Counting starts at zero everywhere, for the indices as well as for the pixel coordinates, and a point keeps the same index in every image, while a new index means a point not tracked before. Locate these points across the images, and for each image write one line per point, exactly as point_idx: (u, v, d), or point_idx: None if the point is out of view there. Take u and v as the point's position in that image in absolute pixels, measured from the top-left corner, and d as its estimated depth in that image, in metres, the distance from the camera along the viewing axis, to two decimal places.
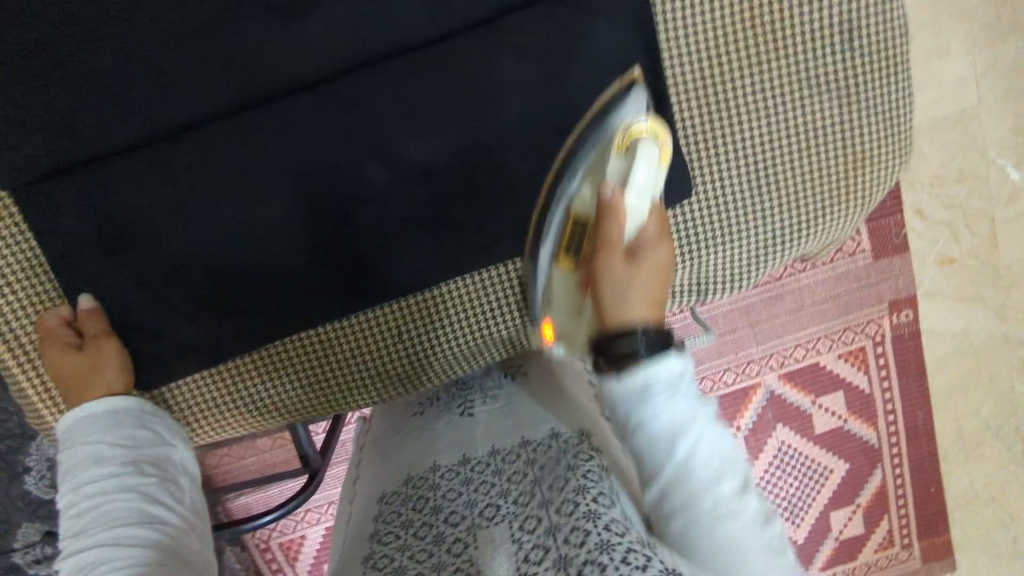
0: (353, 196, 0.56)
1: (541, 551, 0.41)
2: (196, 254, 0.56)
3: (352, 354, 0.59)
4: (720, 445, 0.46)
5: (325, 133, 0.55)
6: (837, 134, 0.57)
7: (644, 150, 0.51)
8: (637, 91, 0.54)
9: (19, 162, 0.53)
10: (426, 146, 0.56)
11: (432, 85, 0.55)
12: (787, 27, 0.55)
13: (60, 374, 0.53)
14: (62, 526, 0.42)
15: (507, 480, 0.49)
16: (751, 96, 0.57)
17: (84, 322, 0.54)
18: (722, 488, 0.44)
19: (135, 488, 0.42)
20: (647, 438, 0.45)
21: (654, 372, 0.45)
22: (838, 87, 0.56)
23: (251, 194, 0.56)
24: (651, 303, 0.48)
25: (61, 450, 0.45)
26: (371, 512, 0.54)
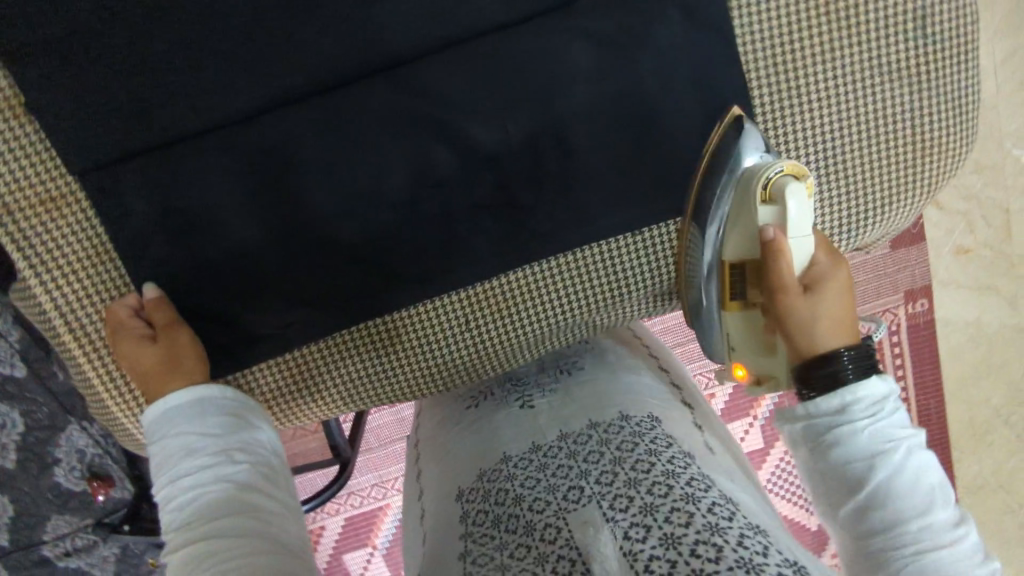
0: (407, 188, 0.56)
1: (643, 528, 0.44)
2: (255, 243, 0.55)
3: (419, 343, 0.59)
4: (928, 470, 0.44)
5: (387, 120, 0.55)
6: (907, 123, 0.58)
7: (791, 190, 0.49)
8: (747, 130, 0.55)
9: (77, 149, 0.52)
10: (482, 138, 0.55)
11: (494, 72, 0.55)
12: (862, 15, 0.56)
13: (137, 370, 0.52)
14: (163, 522, 0.44)
15: (584, 460, 0.52)
16: (820, 85, 0.57)
17: (153, 313, 0.52)
18: (934, 523, 0.42)
19: (230, 478, 0.45)
20: (844, 459, 0.44)
21: (852, 396, 0.45)
22: (910, 76, 0.57)
23: (310, 182, 0.55)
24: (842, 328, 0.48)
25: (150, 443, 0.47)
26: (453, 508, 0.56)
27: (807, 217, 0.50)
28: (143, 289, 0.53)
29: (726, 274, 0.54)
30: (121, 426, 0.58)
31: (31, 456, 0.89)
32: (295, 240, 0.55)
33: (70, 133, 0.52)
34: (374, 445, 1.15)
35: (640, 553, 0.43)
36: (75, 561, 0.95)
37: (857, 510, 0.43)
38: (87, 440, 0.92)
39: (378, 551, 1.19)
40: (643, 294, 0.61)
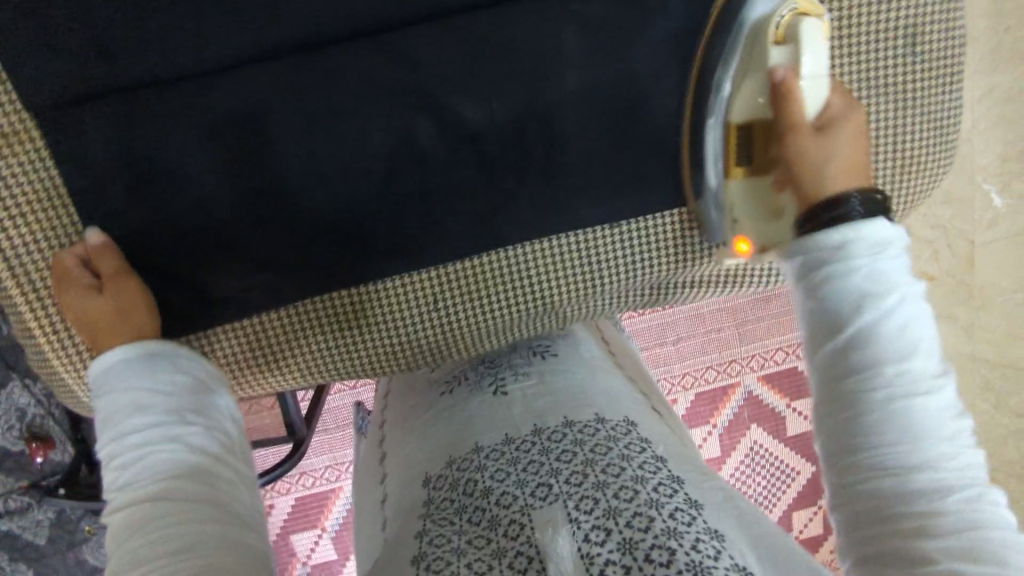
0: (374, 163, 0.54)
1: (603, 532, 0.45)
2: (221, 203, 0.53)
3: (385, 320, 0.58)
4: (920, 328, 0.45)
5: (369, 89, 0.53)
6: (889, 139, 0.58)
7: (806, 34, 0.51)
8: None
9: (40, 90, 0.49)
10: (465, 118, 0.54)
11: (483, 51, 0.53)
12: (852, 29, 0.56)
13: (85, 325, 0.50)
14: (104, 481, 0.42)
15: (555, 459, 0.52)
16: None
17: (98, 262, 0.50)
18: (915, 374, 0.43)
19: (179, 439, 0.43)
20: (841, 252, 0.46)
21: (858, 236, 0.46)
22: (895, 94, 0.57)
23: (283, 146, 0.53)
24: (849, 169, 0.51)
25: (97, 398, 0.45)
26: (418, 493, 0.58)
27: (823, 61, 0.52)
28: (87, 234, 0.50)
29: (732, 133, 0.55)
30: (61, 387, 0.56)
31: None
32: (254, 205, 0.53)
33: (33, 73, 0.49)
34: (331, 427, 1.13)
35: (597, 555, 0.44)
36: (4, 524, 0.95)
37: (834, 351, 0.45)
38: (27, 399, 0.91)
39: (327, 533, 1.17)
40: (621, 287, 0.60)
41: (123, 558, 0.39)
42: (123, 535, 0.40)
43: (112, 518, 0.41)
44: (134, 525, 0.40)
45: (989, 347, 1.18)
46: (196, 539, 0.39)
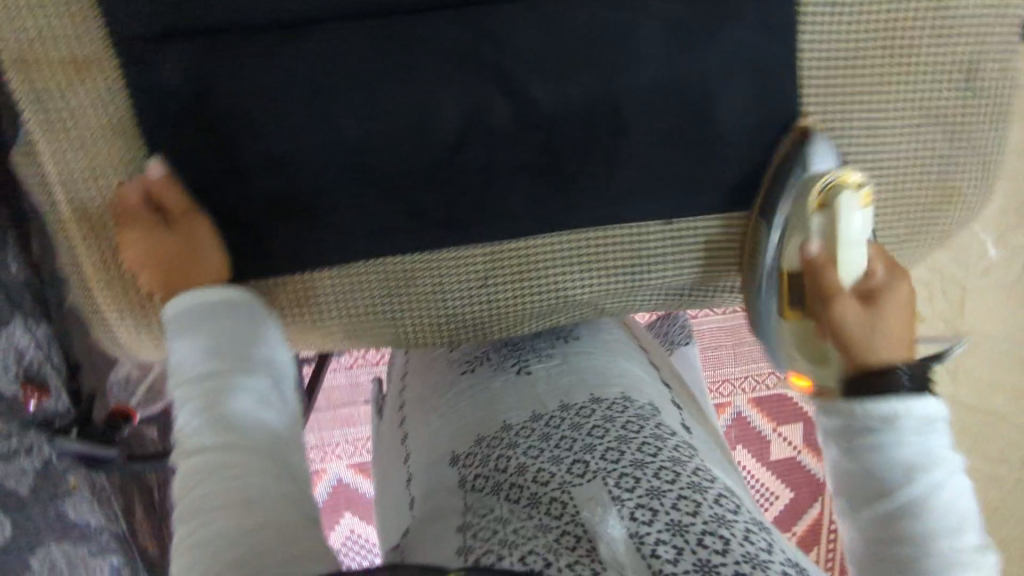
0: (430, 133, 0.54)
1: (648, 510, 0.47)
2: (283, 159, 0.53)
3: (430, 293, 0.59)
4: (958, 493, 0.47)
5: (438, 62, 0.54)
6: (927, 171, 0.61)
7: (845, 201, 0.55)
8: (819, 144, 0.58)
9: (120, 27, 0.50)
10: (529, 102, 0.55)
11: (553, 40, 0.55)
12: (919, 52, 0.57)
13: (158, 262, 0.52)
14: (176, 419, 0.46)
15: (589, 434, 0.55)
16: (859, 118, 0.59)
17: (165, 197, 0.52)
18: (961, 545, 0.45)
19: (252, 390, 0.46)
20: (891, 425, 0.48)
21: (907, 409, 0.48)
22: (948, 121, 0.59)
23: (348, 109, 0.53)
24: (900, 347, 0.53)
25: (174, 335, 0.49)
26: (447, 472, 0.58)
27: (865, 219, 0.55)
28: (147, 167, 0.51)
29: (784, 283, 0.58)
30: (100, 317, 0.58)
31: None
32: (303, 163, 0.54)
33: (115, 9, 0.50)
34: (323, 406, 1.13)
35: (645, 537, 0.45)
36: None
37: (885, 515, 0.47)
38: (28, 341, 0.90)
39: None
40: (651, 283, 0.61)
41: (192, 498, 0.42)
42: (193, 479, 0.43)
43: (182, 459, 0.44)
44: (204, 470, 0.43)
45: (967, 391, 1.22)
46: (265, 491, 0.42)
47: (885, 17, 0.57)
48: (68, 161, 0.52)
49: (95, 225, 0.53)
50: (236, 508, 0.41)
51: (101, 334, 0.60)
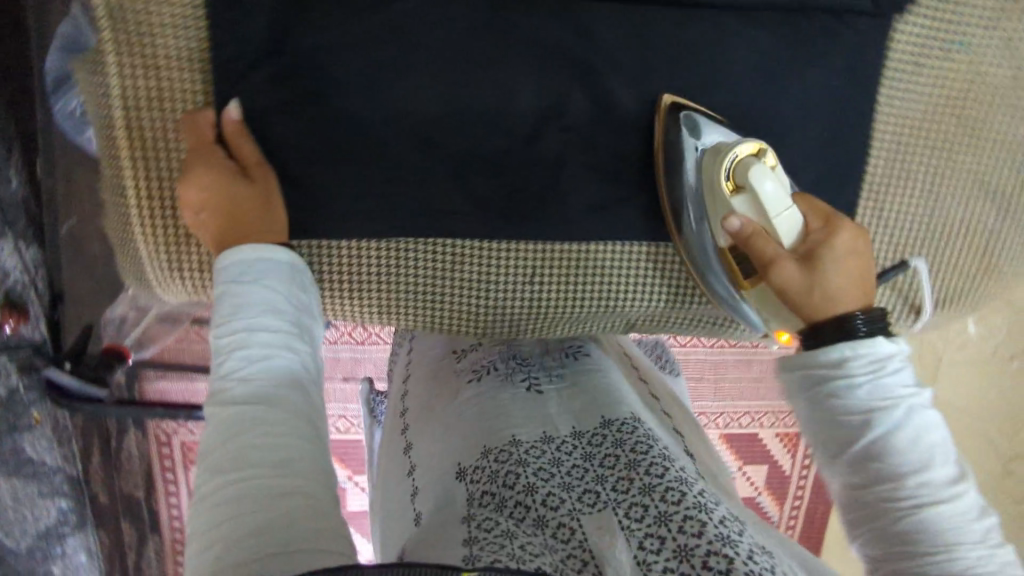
0: (483, 119, 0.57)
1: (657, 540, 0.43)
2: (340, 116, 0.55)
3: (476, 277, 0.62)
4: (930, 432, 0.45)
5: (505, 54, 0.56)
6: (965, 243, 0.63)
7: (755, 175, 0.51)
8: (683, 119, 0.57)
9: None
10: (582, 107, 0.58)
11: (616, 51, 0.57)
12: (988, 128, 0.61)
13: (214, 209, 0.52)
14: (222, 369, 0.46)
15: (601, 464, 0.50)
16: (916, 177, 0.61)
17: (240, 143, 0.53)
18: (933, 478, 0.44)
19: (297, 353, 0.48)
20: (843, 373, 0.47)
21: (853, 352, 0.47)
22: (1001, 199, 0.63)
23: (412, 81, 0.55)
24: (857, 293, 0.51)
25: (226, 286, 0.49)
26: (454, 488, 0.52)
27: (786, 188, 0.52)
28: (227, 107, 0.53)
29: (728, 253, 0.57)
30: (129, 253, 0.57)
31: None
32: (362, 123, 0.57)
33: None
34: None
35: (652, 566, 0.42)
36: None
37: (858, 461, 0.46)
38: (13, 264, 0.86)
39: None
40: (676, 307, 0.65)
41: (221, 453, 0.42)
42: (225, 431, 0.43)
43: (217, 408, 0.44)
44: (237, 424, 0.43)
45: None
46: (294, 455, 0.42)
47: (967, 87, 0.60)
48: (130, 93, 0.53)
49: (151, 164, 0.54)
50: (276, 465, 0.41)
51: (123, 273, 0.60)
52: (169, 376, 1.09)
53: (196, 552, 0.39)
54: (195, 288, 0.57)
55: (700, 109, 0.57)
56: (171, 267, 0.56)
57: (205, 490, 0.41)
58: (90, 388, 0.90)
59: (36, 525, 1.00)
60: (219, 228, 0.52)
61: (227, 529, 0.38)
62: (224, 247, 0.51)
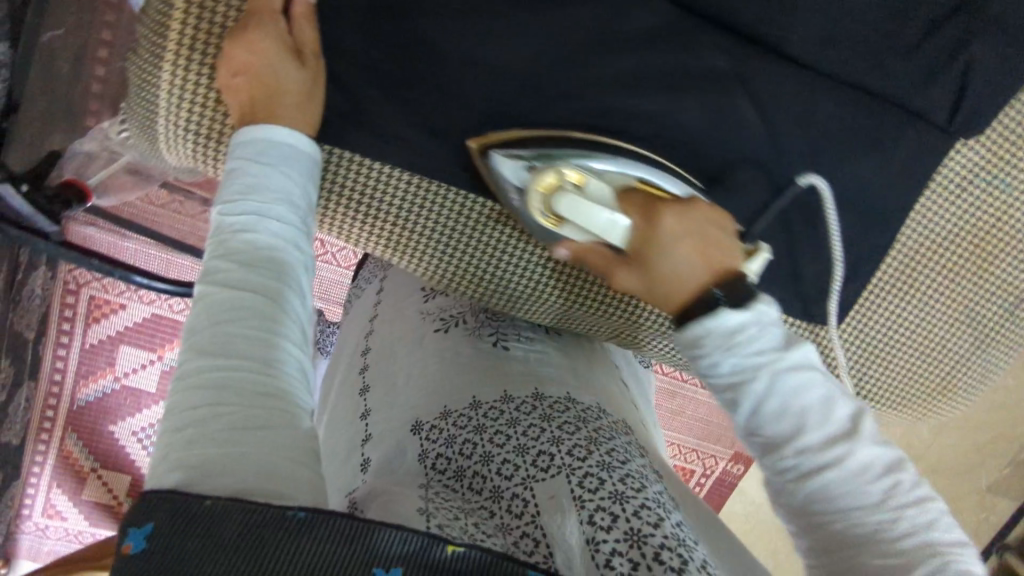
0: (538, 81, 0.56)
1: (609, 516, 0.42)
2: (406, 29, 0.54)
3: (474, 242, 0.62)
4: (801, 395, 0.46)
5: (577, 28, 0.56)
6: (907, 364, 0.70)
7: (575, 207, 0.51)
8: (494, 156, 0.55)
9: None
10: (635, 106, 0.57)
11: (683, 63, 0.57)
12: (989, 266, 0.66)
13: (252, 82, 0.50)
14: (225, 248, 0.44)
15: (559, 428, 0.49)
16: (896, 291, 0.66)
17: (302, 30, 0.52)
18: (809, 442, 0.45)
19: (302, 261, 0.47)
20: (709, 358, 0.47)
21: (708, 328, 0.47)
22: (977, 333, 0.69)
23: (485, 24, 0.55)
24: (707, 266, 0.50)
25: (248, 158, 0.48)
26: (406, 443, 0.51)
27: (603, 197, 0.53)
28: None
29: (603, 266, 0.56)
30: (145, 96, 0.54)
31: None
32: (432, 52, 0.55)
33: None
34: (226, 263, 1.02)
35: (601, 545, 0.40)
36: None
37: (749, 438, 0.47)
38: None
39: None
40: (656, 332, 0.68)
41: (210, 335, 0.41)
42: (214, 315, 0.42)
43: (213, 289, 0.43)
44: (228, 310, 0.42)
45: None
46: (278, 355, 0.42)
47: (986, 224, 0.64)
48: None
49: (204, 18, 0.51)
50: (268, 364, 0.41)
51: (129, 117, 0.57)
52: (102, 226, 1.01)
53: (168, 435, 0.39)
54: (201, 153, 0.56)
55: (518, 134, 0.55)
56: (184, 128, 0.54)
57: (188, 368, 0.41)
58: (43, 220, 0.87)
59: None
60: (250, 99, 0.50)
61: (209, 416, 0.38)
62: (249, 121, 0.50)
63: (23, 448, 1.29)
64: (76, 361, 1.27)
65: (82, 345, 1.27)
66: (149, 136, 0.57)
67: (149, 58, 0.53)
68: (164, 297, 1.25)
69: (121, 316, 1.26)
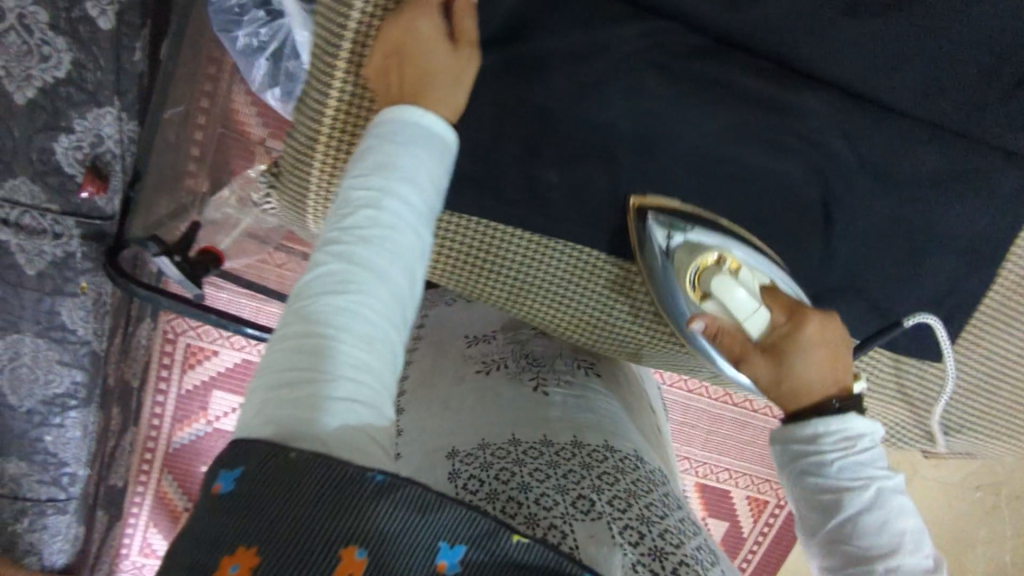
0: (652, 147, 0.62)
1: (649, 570, 0.46)
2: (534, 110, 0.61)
3: (539, 275, 0.66)
4: (898, 520, 0.52)
5: (688, 101, 0.60)
6: (1012, 400, 0.73)
7: (722, 282, 0.58)
8: (651, 219, 0.62)
9: None
10: (744, 162, 0.62)
11: (794, 123, 0.61)
12: None
13: (395, 56, 0.55)
14: (346, 218, 0.48)
15: (599, 477, 0.53)
16: (996, 328, 0.70)
17: (458, 17, 0.57)
18: (899, 559, 0.50)
19: (417, 242, 0.50)
20: (828, 470, 0.53)
21: (830, 426, 0.54)
22: None
23: (606, 99, 0.60)
24: (829, 378, 0.56)
25: (381, 137, 0.51)
26: (440, 464, 0.55)
27: (750, 288, 0.58)
28: None
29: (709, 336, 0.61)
30: (298, 178, 0.64)
31: (79, 95, 0.83)
32: (559, 127, 0.61)
33: None
34: None
35: None
36: (6, 236, 0.86)
37: (835, 533, 0.52)
38: (113, 133, 0.87)
39: None
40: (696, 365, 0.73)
41: (321, 300, 0.45)
42: (325, 284, 0.46)
43: (332, 258, 0.47)
44: (337, 281, 0.46)
45: None
46: (366, 332, 0.45)
47: None
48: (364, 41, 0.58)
49: (354, 112, 0.60)
50: (362, 342, 0.45)
51: (279, 190, 0.68)
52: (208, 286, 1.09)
53: (268, 386, 0.44)
54: None
55: (676, 204, 0.62)
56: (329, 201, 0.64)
57: (293, 328, 0.45)
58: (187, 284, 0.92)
59: (44, 390, 0.97)
60: (396, 74, 0.55)
61: (301, 378, 0.43)
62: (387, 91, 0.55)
63: (125, 490, 1.37)
64: (172, 407, 1.35)
65: (179, 391, 1.34)
66: (298, 208, 0.67)
67: (304, 148, 0.63)
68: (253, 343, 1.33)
69: (213, 362, 1.33)
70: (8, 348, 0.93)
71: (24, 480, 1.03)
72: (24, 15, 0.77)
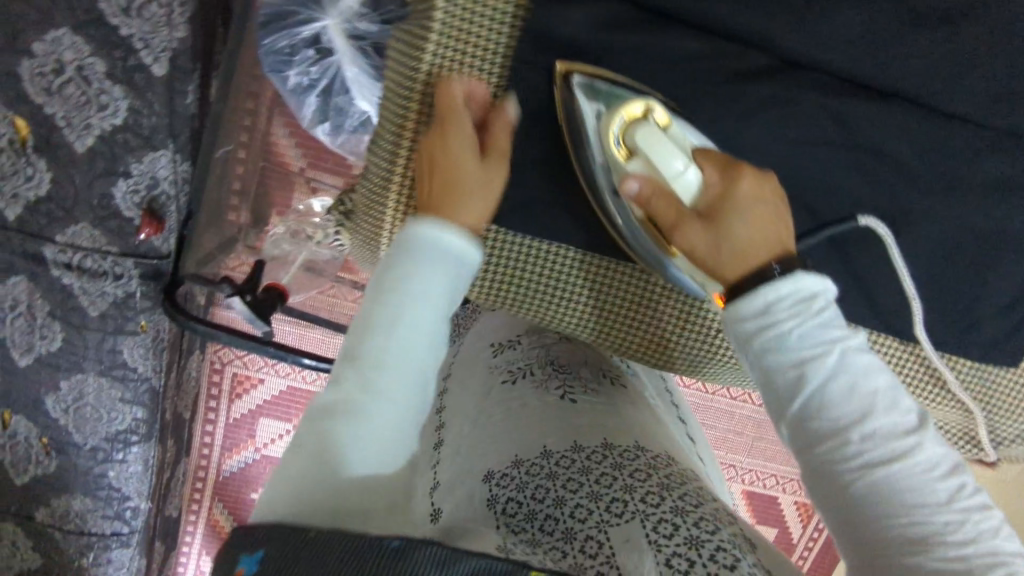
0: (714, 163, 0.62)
1: (685, 561, 0.43)
2: None
3: (562, 284, 0.68)
4: (862, 379, 0.49)
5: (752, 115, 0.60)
6: None
7: (653, 144, 0.55)
8: (576, 83, 0.58)
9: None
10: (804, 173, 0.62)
11: (859, 133, 0.61)
12: None
13: (438, 163, 0.57)
14: (369, 336, 0.49)
15: (631, 475, 0.51)
16: None
17: (496, 129, 0.60)
18: (875, 419, 0.47)
19: (433, 360, 0.51)
20: (782, 340, 0.50)
21: (778, 294, 0.51)
22: None
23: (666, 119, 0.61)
24: (767, 243, 0.54)
25: (405, 248, 0.52)
26: (477, 490, 0.53)
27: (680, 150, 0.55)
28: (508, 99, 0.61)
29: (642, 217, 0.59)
30: (371, 217, 0.66)
31: (135, 141, 0.86)
32: None
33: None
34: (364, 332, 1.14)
35: None
36: (68, 278, 0.89)
37: (805, 411, 0.49)
38: (168, 174, 0.89)
39: None
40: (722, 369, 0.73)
41: (341, 412, 0.48)
42: (344, 400, 0.48)
43: (353, 374, 0.49)
44: (353, 401, 0.48)
45: None
46: (378, 448, 0.48)
47: None
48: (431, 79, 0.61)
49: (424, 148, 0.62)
50: (374, 453, 0.48)
51: (352, 231, 0.70)
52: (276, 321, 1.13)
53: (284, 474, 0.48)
54: None
55: (603, 73, 0.59)
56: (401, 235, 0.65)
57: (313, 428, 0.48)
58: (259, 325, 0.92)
59: (107, 427, 0.99)
60: (438, 178, 0.57)
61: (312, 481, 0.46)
62: (432, 191, 0.56)
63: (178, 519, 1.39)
64: (221, 436, 1.37)
65: (227, 420, 1.37)
66: (369, 246, 0.68)
67: (377, 188, 0.65)
68: (298, 369, 1.35)
69: (260, 390, 1.36)
70: (73, 388, 0.95)
71: (88, 516, 1.05)
72: (82, 67, 0.80)
